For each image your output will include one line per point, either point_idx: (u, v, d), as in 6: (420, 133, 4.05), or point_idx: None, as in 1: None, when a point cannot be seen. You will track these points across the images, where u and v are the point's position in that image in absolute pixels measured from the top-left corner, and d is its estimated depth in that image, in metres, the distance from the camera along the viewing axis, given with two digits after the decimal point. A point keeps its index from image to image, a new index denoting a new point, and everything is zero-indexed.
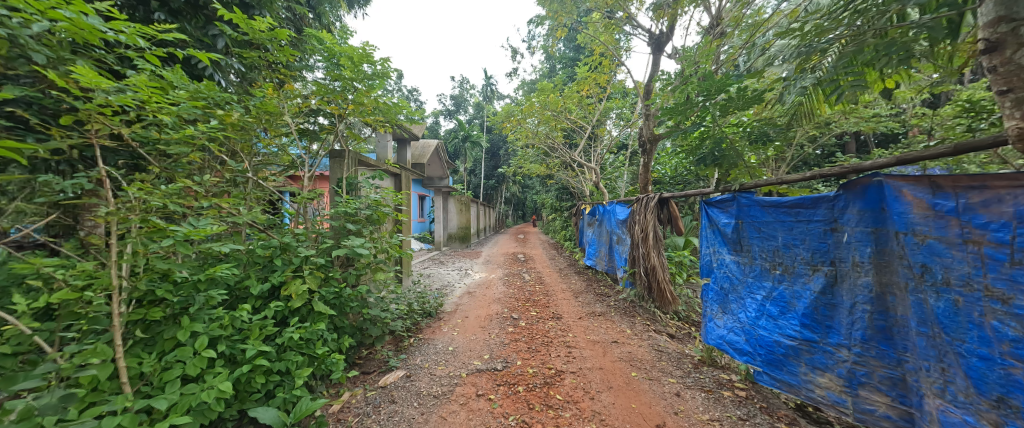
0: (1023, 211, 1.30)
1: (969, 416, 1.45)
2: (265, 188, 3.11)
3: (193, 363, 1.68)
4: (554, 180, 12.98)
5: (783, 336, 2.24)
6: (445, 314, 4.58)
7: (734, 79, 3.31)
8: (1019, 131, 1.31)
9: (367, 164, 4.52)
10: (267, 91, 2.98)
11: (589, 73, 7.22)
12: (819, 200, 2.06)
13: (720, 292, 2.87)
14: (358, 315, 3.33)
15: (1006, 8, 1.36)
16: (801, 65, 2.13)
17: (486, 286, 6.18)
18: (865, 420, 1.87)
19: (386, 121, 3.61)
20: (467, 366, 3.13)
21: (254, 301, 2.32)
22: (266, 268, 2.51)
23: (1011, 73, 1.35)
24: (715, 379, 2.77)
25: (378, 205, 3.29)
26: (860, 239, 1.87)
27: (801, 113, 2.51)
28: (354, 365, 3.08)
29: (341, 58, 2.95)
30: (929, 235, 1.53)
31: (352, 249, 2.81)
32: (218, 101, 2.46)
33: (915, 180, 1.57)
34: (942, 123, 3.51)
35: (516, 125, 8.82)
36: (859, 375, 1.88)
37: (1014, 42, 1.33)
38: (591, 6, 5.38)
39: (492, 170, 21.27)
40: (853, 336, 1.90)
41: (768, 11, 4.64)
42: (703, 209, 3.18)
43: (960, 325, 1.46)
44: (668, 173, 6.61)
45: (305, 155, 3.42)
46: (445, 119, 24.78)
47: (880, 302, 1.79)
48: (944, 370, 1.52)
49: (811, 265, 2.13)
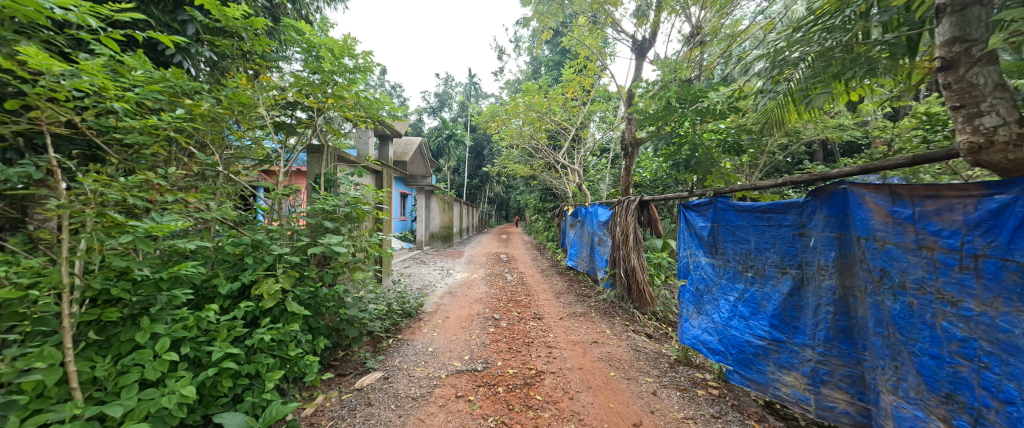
0: (972, 219, 1.38)
1: (919, 411, 1.54)
2: (237, 183, 2.98)
3: (152, 366, 1.59)
4: (537, 181, 13.05)
5: (753, 336, 2.33)
6: (425, 314, 4.52)
7: (712, 86, 3.42)
8: (970, 145, 1.41)
9: (347, 160, 4.41)
10: (241, 82, 2.85)
11: (573, 75, 7.29)
12: (789, 206, 2.15)
13: (695, 293, 2.95)
14: (334, 315, 3.24)
15: (959, 29, 1.44)
16: (774, 75, 2.21)
17: (468, 287, 6.14)
18: (826, 417, 1.96)
19: (367, 116, 3.52)
20: (447, 367, 3.10)
21: (222, 301, 2.22)
22: (237, 266, 2.41)
23: (964, 90, 1.44)
24: (690, 378, 2.85)
25: (357, 203, 3.21)
26: (825, 243, 1.96)
27: (773, 123, 2.58)
28: (329, 367, 3.00)
29: (321, 50, 2.86)
30: (889, 241, 1.62)
31: (329, 247, 2.73)
32: (186, 90, 2.34)
33: (876, 189, 1.66)
34: (901, 134, 3.72)
35: (500, 125, 8.82)
36: (822, 374, 1.97)
37: (967, 61, 1.43)
38: (576, 10, 5.44)
39: (476, 169, 21.18)
40: (817, 336, 1.99)
41: (744, 22, 4.81)
42: (681, 212, 3.26)
43: (913, 325, 1.55)
44: (648, 176, 6.75)
45: (281, 150, 3.30)
46: (428, 116, 24.50)
47: (842, 304, 1.89)
48: (897, 368, 1.61)
49: (780, 268, 2.22)
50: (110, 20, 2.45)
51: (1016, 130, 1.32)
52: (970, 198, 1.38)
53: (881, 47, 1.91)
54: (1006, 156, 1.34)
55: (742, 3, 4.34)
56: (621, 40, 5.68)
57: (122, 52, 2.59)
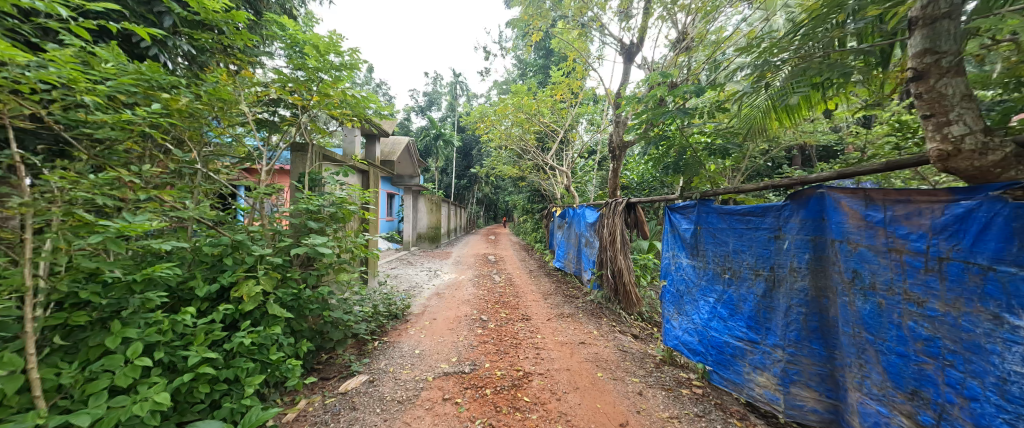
0: (938, 224, 1.43)
1: (883, 407, 1.61)
2: (217, 181, 2.89)
3: (124, 372, 1.53)
4: (526, 182, 13.09)
5: (731, 337, 2.40)
6: (412, 315, 4.46)
7: (697, 91, 3.48)
8: (940, 153, 1.47)
9: (332, 159, 4.33)
10: (221, 77, 2.76)
11: (562, 78, 7.33)
12: (767, 209, 2.20)
13: (676, 294, 3.01)
14: (318, 317, 3.17)
15: (930, 41, 1.50)
16: (757, 81, 2.26)
17: (456, 288, 6.09)
18: (794, 416, 2.03)
19: (353, 115, 3.47)
20: (433, 370, 3.07)
21: (199, 304, 2.15)
22: (215, 267, 2.33)
23: (934, 100, 1.50)
24: (674, 378, 2.89)
25: (343, 203, 3.15)
26: (800, 246, 2.02)
27: (756, 128, 2.64)
28: (313, 371, 2.93)
29: (306, 46, 2.81)
30: (861, 244, 1.68)
31: (313, 248, 2.67)
32: (162, 84, 2.25)
33: (852, 193, 1.72)
34: (873, 141, 3.88)
35: (489, 125, 8.81)
36: (791, 374, 2.04)
37: (937, 72, 1.49)
38: (565, 13, 5.47)
39: (464, 170, 21.09)
40: (788, 336, 2.05)
41: (728, 29, 4.92)
42: (666, 214, 3.30)
43: (882, 325, 1.60)
44: (635, 179, 6.84)
45: (263, 148, 3.22)
46: (416, 115, 24.28)
47: (814, 304, 1.95)
48: (863, 366, 1.69)
49: (754, 270, 2.28)
50: (80, 10, 2.35)
51: (981, 140, 1.39)
52: (938, 204, 1.42)
53: (857, 56, 1.98)
54: (972, 164, 1.41)
55: (726, 10, 4.43)
56: (609, 43, 5.74)
57: (94, 43, 2.48)
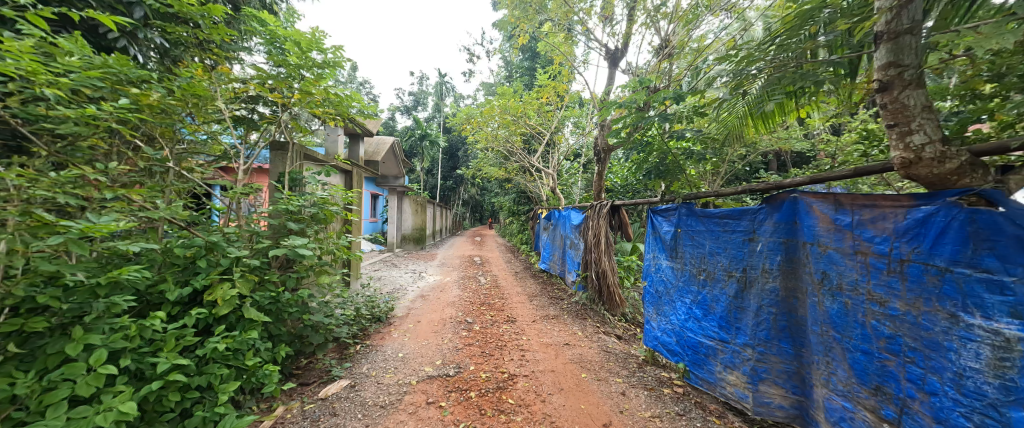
0: (900, 228, 1.50)
1: (848, 402, 1.69)
2: (190, 180, 2.78)
3: (86, 381, 1.45)
4: (512, 184, 13.12)
5: (705, 337, 2.49)
6: (396, 318, 4.40)
7: (679, 97, 3.56)
8: (902, 160, 1.55)
9: (314, 158, 4.24)
10: (195, 72, 2.66)
11: (548, 81, 7.38)
12: (743, 212, 2.27)
13: (655, 294, 3.09)
14: (298, 321, 3.08)
15: (894, 55, 1.58)
16: (735, 88, 2.34)
17: (441, 290, 6.03)
18: (762, 413, 2.13)
19: (336, 114, 3.41)
20: (417, 373, 3.03)
21: (170, 308, 2.06)
22: (188, 270, 2.24)
23: (897, 111, 1.59)
24: (656, 377, 2.94)
25: (325, 204, 3.09)
26: (772, 248, 2.09)
27: (734, 134, 2.73)
28: (291, 376, 2.84)
29: (287, 43, 2.74)
30: (830, 246, 1.76)
31: (292, 250, 2.60)
32: (132, 79, 2.16)
33: (823, 198, 1.80)
34: (843, 148, 4.06)
35: (475, 127, 8.78)
36: (760, 372, 2.14)
37: (900, 84, 1.57)
38: (551, 17, 5.51)
39: (450, 171, 20.96)
40: (758, 336, 2.14)
41: (709, 37, 5.05)
42: (649, 216, 3.36)
43: (848, 324, 1.68)
44: (619, 182, 6.94)
45: (240, 146, 3.12)
46: (402, 115, 23.99)
47: (784, 304, 2.04)
48: (829, 363, 1.77)
49: (728, 272, 2.36)
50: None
51: (940, 149, 1.47)
52: (901, 208, 1.49)
53: (828, 67, 2.07)
54: (931, 171, 1.49)
55: (706, 19, 4.57)
56: (594, 48, 5.82)
57: (57, 34, 2.36)
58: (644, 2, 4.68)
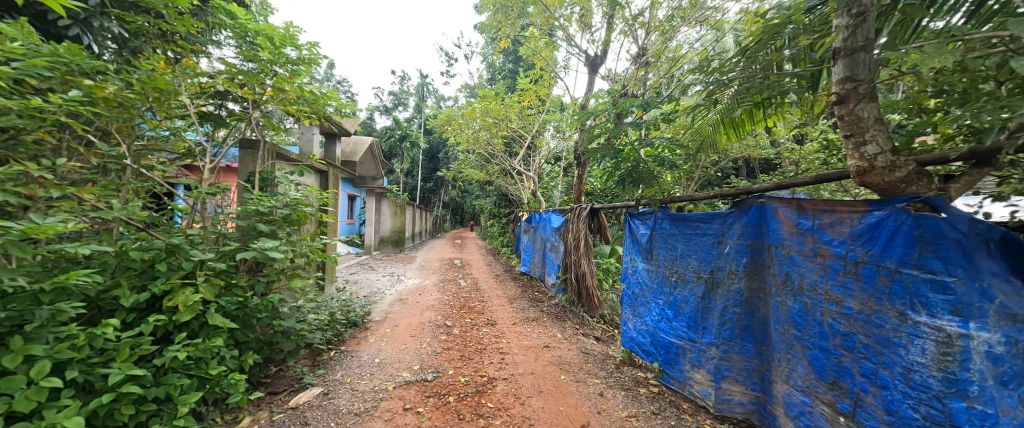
0: (855, 231, 1.60)
1: (807, 397, 1.78)
2: (150, 179, 2.63)
3: (26, 396, 1.34)
4: (493, 187, 13.11)
5: (676, 337, 2.57)
6: (373, 323, 4.29)
7: (655, 104, 3.68)
8: (858, 169, 1.66)
9: (287, 158, 4.09)
10: (157, 65, 2.51)
11: (530, 85, 7.43)
12: (714, 216, 2.36)
13: (631, 296, 3.16)
14: (268, 327, 2.95)
15: (850, 70, 1.68)
16: (708, 97, 2.43)
17: (420, 293, 5.94)
18: (723, 409, 2.22)
19: (311, 112, 3.31)
20: (394, 379, 2.96)
21: (125, 315, 1.93)
22: (146, 274, 2.11)
23: (853, 122, 1.69)
24: (633, 377, 3.00)
25: (298, 205, 2.99)
26: (738, 250, 2.18)
27: (707, 141, 2.84)
28: (259, 385, 2.72)
29: (259, 37, 2.64)
30: (793, 249, 1.86)
31: (262, 253, 2.49)
32: (86, 70, 2.03)
33: (787, 203, 1.89)
34: (806, 157, 4.31)
35: (456, 129, 8.73)
36: (723, 370, 2.23)
37: (855, 97, 1.68)
38: (533, 22, 5.57)
39: (431, 172, 20.73)
40: (722, 335, 2.23)
41: (684, 47, 5.22)
42: (627, 219, 3.43)
43: (808, 322, 1.77)
44: (599, 186, 7.07)
45: (207, 144, 2.97)
46: (382, 115, 23.57)
47: (747, 304, 2.13)
48: (790, 360, 1.86)
49: (697, 274, 2.45)
50: None
51: (891, 158, 1.58)
52: (857, 213, 1.59)
53: (792, 79, 2.19)
54: (883, 179, 1.60)
55: (682, 30, 4.75)
56: (575, 54, 5.92)
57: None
58: (623, 11, 4.81)
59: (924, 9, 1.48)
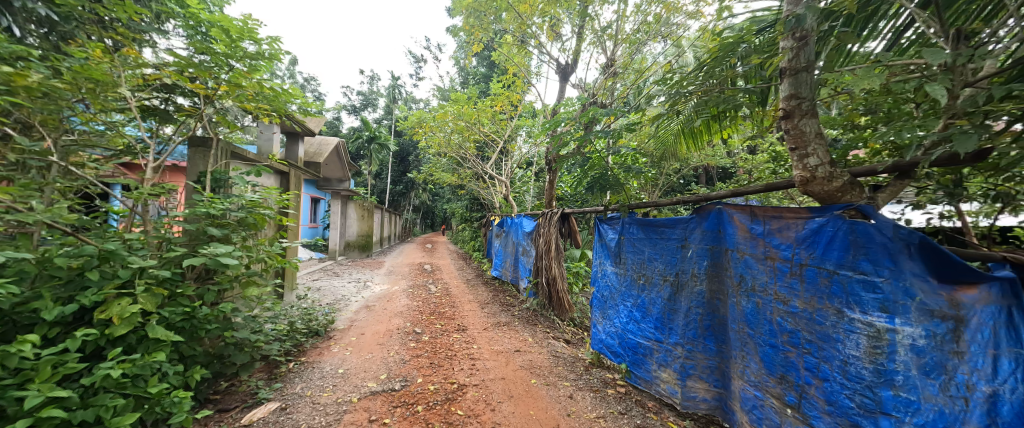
0: (800, 236, 1.73)
1: (759, 392, 1.90)
2: (81, 178, 2.38)
3: None
4: (465, 190, 13.03)
5: (643, 338, 2.66)
6: (336, 331, 4.11)
7: (622, 113, 3.81)
8: (802, 178, 1.80)
9: (244, 157, 3.85)
10: (92, 53, 2.30)
11: (502, 90, 7.47)
12: (677, 221, 2.47)
13: (601, 299, 3.24)
14: (218, 339, 2.75)
15: (794, 88, 1.83)
16: (671, 108, 2.55)
17: (388, 300, 5.76)
18: (689, 406, 2.32)
19: (271, 110, 3.15)
20: (359, 390, 2.84)
21: (46, 329, 1.73)
22: (73, 283, 1.91)
23: (797, 136, 1.84)
24: (601, 379, 3.07)
25: (254, 207, 2.83)
26: (700, 254, 2.30)
27: (670, 150, 2.98)
28: (207, 402, 2.51)
29: (213, 29, 2.47)
30: (746, 252, 1.98)
31: (214, 259, 2.32)
32: (4, 55, 1.84)
33: (741, 209, 2.02)
34: (758, 167, 4.63)
35: (427, 131, 8.60)
36: (688, 368, 2.33)
37: (799, 113, 1.82)
38: (505, 28, 5.62)
39: (400, 175, 20.26)
40: (687, 335, 2.34)
41: (650, 59, 5.46)
42: (596, 224, 3.52)
43: (760, 321, 1.89)
44: (569, 191, 7.21)
45: (150, 141, 2.74)
46: (350, 115, 22.81)
47: (709, 305, 2.24)
48: (745, 357, 1.98)
49: (663, 277, 2.55)
50: None
51: (829, 170, 1.73)
52: (801, 219, 1.72)
53: (745, 94, 2.35)
54: (823, 188, 1.74)
55: (647, 44, 4.97)
56: (546, 61, 6.03)
57: None
58: (592, 23, 4.99)
59: (854, 36, 1.64)
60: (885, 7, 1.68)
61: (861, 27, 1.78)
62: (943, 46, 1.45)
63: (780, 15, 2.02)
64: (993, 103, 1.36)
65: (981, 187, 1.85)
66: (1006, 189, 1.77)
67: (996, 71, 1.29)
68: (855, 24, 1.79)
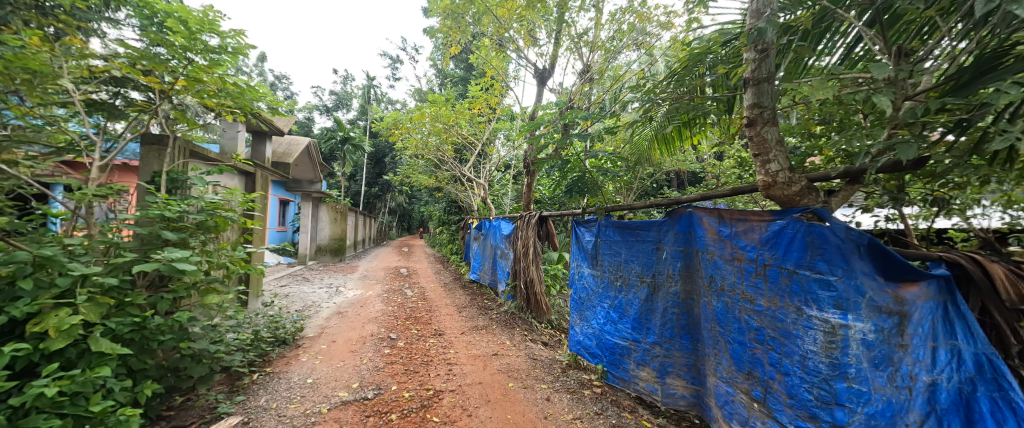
0: (763, 238, 1.82)
1: (731, 388, 1.97)
2: (15, 177, 2.16)
3: None
4: (443, 193, 12.89)
5: (621, 338, 2.71)
6: (306, 339, 3.93)
7: (598, 118, 3.88)
8: (765, 182, 1.89)
9: (204, 157, 3.63)
10: (29, 40, 2.11)
11: (480, 92, 7.44)
12: (651, 224, 2.54)
13: (579, 301, 3.27)
14: (173, 351, 2.56)
15: (757, 98, 1.91)
16: (644, 114, 2.62)
17: (362, 305, 5.58)
18: (669, 403, 2.38)
19: (236, 107, 2.99)
20: (329, 400, 2.73)
21: None
22: (3, 294, 1.73)
23: (760, 143, 1.93)
24: (578, 380, 3.10)
25: (215, 210, 2.66)
26: (674, 255, 2.37)
27: (643, 155, 3.06)
28: (160, 420, 2.33)
29: (170, 20, 2.32)
30: (715, 254, 2.06)
31: (168, 265, 2.16)
32: None
33: (710, 212, 2.10)
34: (725, 172, 4.86)
35: (404, 132, 8.43)
36: (667, 366, 2.39)
37: (761, 121, 1.91)
38: (483, 31, 5.61)
39: (376, 177, 19.78)
40: (664, 334, 2.40)
41: (624, 65, 5.60)
42: (573, 227, 3.56)
43: (729, 320, 1.97)
44: (547, 194, 7.28)
45: (97, 137, 2.53)
46: (322, 116, 22.09)
47: (684, 305, 2.31)
48: (718, 355, 2.05)
49: (640, 278, 2.61)
50: None
51: (789, 175, 1.83)
52: (763, 222, 1.81)
53: (713, 103, 2.45)
54: (784, 192, 1.84)
55: (622, 51, 5.10)
56: (524, 66, 6.07)
57: None
58: (569, 29, 5.07)
59: (810, 50, 1.75)
60: (837, 24, 1.80)
61: (816, 41, 1.90)
62: (885, 61, 1.58)
63: (744, 28, 2.13)
64: (931, 115, 1.48)
65: (921, 192, 2.01)
66: (942, 195, 1.93)
67: (932, 86, 1.40)
68: (811, 39, 1.91)
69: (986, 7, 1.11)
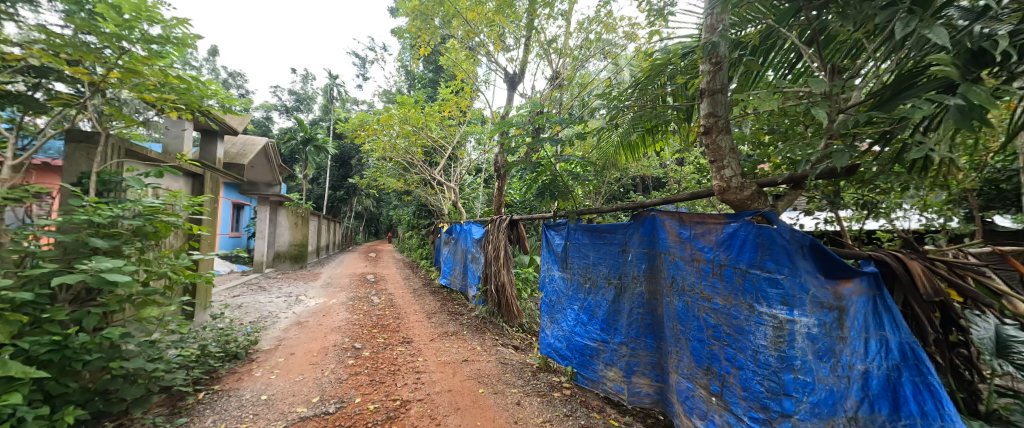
0: (719, 239, 1.92)
1: (692, 383, 2.05)
2: None
3: None
4: (412, 196, 12.60)
5: (589, 339, 2.75)
6: (261, 353, 3.68)
7: (567, 122, 3.96)
8: (721, 187, 1.99)
9: (143, 157, 3.32)
10: None
11: (451, 95, 7.35)
12: (618, 227, 2.62)
13: (549, 304, 3.29)
14: (103, 371, 2.31)
15: (712, 108, 2.03)
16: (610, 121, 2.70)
17: (324, 314, 5.31)
18: (634, 401, 2.44)
19: (181, 103, 2.76)
20: (286, 417, 2.56)
21: None
22: None
23: (716, 150, 2.04)
24: (548, 383, 3.11)
25: (155, 214, 2.43)
26: (639, 257, 2.45)
27: (609, 160, 3.15)
28: None
29: (100, 5, 2.11)
30: (676, 255, 2.15)
31: (98, 276, 1.95)
32: None
33: (671, 215, 2.19)
34: (686, 177, 5.10)
35: (370, 134, 8.16)
36: (633, 365, 2.45)
37: (717, 130, 2.02)
38: (453, 33, 5.55)
39: (341, 180, 19.00)
40: (630, 334, 2.47)
41: (592, 73, 5.75)
42: (543, 230, 3.59)
43: (689, 318, 2.05)
44: (517, 198, 7.31)
45: (11, 133, 2.24)
46: (282, 115, 20.96)
47: (648, 305, 2.39)
48: (679, 352, 2.13)
49: (607, 279, 2.68)
50: None
51: (741, 180, 1.95)
52: (720, 224, 1.91)
53: (673, 111, 2.57)
54: (737, 196, 1.96)
55: (590, 60, 5.23)
56: (495, 70, 6.07)
57: None
58: (539, 36, 5.13)
59: (758, 65, 1.88)
60: (781, 41, 1.95)
61: (764, 56, 2.04)
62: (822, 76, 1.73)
63: (700, 42, 2.25)
64: (859, 127, 1.64)
65: (854, 197, 2.21)
66: (870, 199, 2.13)
67: (861, 100, 1.55)
68: (760, 54, 2.05)
69: (903, 32, 1.25)
